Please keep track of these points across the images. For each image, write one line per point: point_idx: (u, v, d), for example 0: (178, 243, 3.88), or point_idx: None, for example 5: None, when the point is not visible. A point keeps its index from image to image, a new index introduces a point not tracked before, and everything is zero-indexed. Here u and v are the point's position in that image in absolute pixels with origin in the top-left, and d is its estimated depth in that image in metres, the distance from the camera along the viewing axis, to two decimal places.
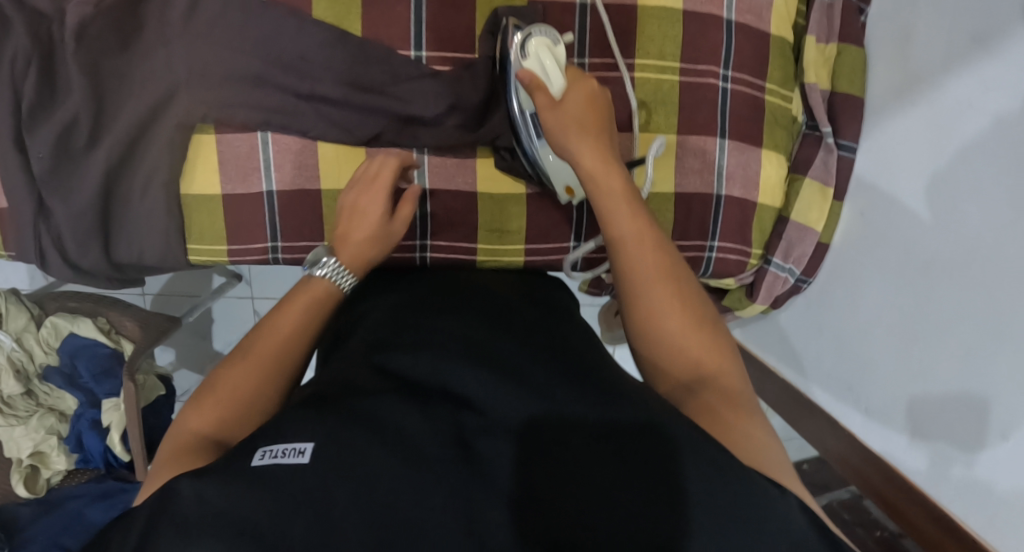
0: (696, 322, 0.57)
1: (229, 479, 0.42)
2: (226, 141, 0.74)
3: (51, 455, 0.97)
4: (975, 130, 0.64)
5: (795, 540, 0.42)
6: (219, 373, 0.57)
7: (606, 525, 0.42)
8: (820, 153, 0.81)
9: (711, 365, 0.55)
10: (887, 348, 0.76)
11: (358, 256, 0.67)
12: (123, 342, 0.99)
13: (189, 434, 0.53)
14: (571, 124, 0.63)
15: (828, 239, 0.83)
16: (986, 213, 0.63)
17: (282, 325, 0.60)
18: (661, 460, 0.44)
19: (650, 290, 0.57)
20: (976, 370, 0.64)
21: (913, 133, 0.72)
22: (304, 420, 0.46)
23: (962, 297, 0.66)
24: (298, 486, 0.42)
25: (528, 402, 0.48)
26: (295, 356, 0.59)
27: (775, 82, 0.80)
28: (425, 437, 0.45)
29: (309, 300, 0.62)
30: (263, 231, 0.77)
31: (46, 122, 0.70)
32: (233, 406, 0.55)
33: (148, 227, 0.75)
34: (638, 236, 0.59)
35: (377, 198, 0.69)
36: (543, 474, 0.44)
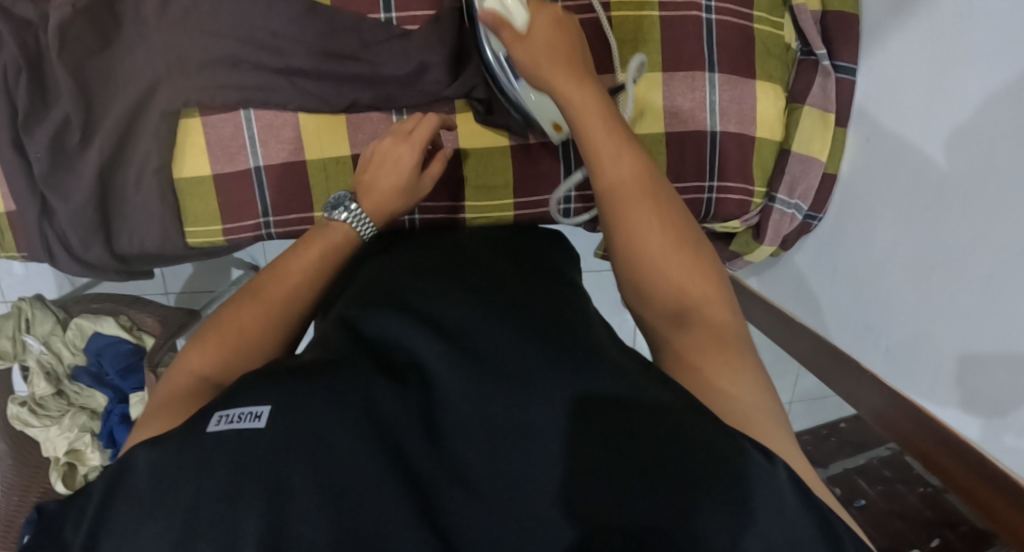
0: (683, 251, 0.56)
1: (186, 442, 0.43)
2: (210, 124, 0.75)
3: (86, 452, 0.99)
4: (985, 35, 0.59)
5: (786, 520, 0.42)
6: (229, 310, 0.59)
7: (569, 502, 0.44)
8: (818, 77, 0.76)
9: (694, 291, 0.55)
10: (895, 292, 0.72)
11: (383, 206, 0.67)
12: (145, 338, 1.00)
13: (189, 374, 0.55)
14: (542, 53, 0.59)
15: (834, 169, 0.79)
16: (999, 128, 0.58)
17: (294, 269, 0.62)
18: (621, 432, 0.45)
19: (631, 218, 0.57)
20: (992, 314, 0.60)
21: (915, 48, 0.67)
22: (266, 384, 0.46)
23: (975, 235, 0.62)
24: (248, 456, 0.42)
25: (499, 378, 0.49)
26: (303, 303, 0.61)
27: (762, 10, 0.77)
28: (393, 414, 0.46)
29: (325, 245, 0.64)
30: (254, 208, 0.78)
31: (40, 125, 0.72)
32: (234, 353, 0.57)
33: (146, 217, 0.77)
34: (626, 177, 0.58)
35: (412, 151, 0.67)
36: (507, 454, 0.45)
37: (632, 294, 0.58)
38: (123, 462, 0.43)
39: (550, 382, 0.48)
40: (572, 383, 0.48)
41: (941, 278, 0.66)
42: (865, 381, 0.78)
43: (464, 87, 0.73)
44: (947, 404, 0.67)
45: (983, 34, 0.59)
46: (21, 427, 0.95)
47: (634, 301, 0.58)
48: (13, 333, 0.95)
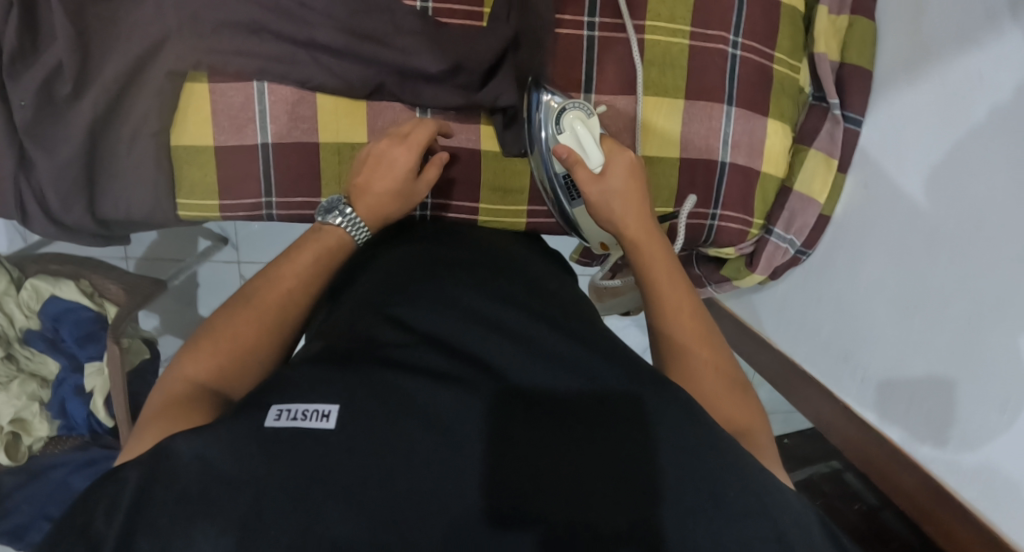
0: (730, 388, 0.55)
1: (242, 433, 0.44)
2: (219, 92, 0.71)
3: (33, 422, 0.92)
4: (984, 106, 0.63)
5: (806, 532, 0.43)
6: (221, 316, 0.57)
7: (576, 501, 0.42)
8: (826, 124, 0.80)
9: (738, 424, 0.54)
10: (879, 330, 0.77)
11: (377, 210, 0.66)
12: (107, 306, 0.94)
13: (185, 380, 0.53)
14: (614, 186, 0.65)
15: (830, 212, 0.83)
16: (990, 192, 0.63)
17: (289, 274, 0.59)
18: (662, 435, 0.45)
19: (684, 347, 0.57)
20: (969, 349, 0.66)
21: (922, 104, 0.71)
22: (331, 383, 0.47)
23: (957, 280, 0.67)
24: (320, 453, 0.43)
25: (556, 380, 0.49)
26: (298, 309, 0.59)
27: (784, 51, 0.79)
28: (449, 401, 0.46)
29: (320, 249, 0.62)
30: (256, 185, 0.74)
31: (29, 72, 0.65)
32: (231, 358, 0.55)
33: (137, 182, 0.72)
34: (679, 305, 0.59)
35: (406, 152, 0.66)
36: (552, 449, 0.44)
37: None
38: (161, 447, 0.43)
39: (602, 387, 0.49)
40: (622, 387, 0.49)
41: (921, 315, 0.72)
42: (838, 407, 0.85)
43: (494, 91, 0.72)
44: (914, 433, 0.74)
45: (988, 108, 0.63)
46: None
47: None
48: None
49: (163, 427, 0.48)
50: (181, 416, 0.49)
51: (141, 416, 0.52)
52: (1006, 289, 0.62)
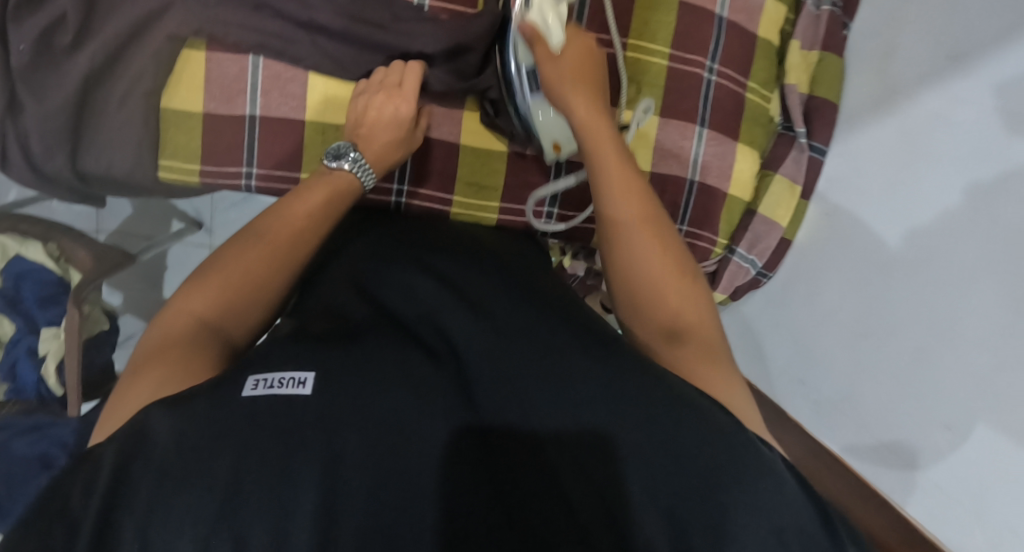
0: (682, 285, 0.59)
1: (219, 397, 0.44)
2: (215, 61, 0.72)
3: None
4: (943, 144, 0.67)
5: (795, 506, 0.42)
6: (231, 252, 0.58)
7: (553, 484, 0.43)
8: (792, 152, 0.85)
9: (689, 316, 0.57)
10: (835, 361, 0.79)
11: (384, 156, 0.69)
12: (71, 272, 0.94)
13: (188, 315, 0.54)
14: (568, 67, 0.64)
15: (793, 236, 0.87)
16: (949, 228, 0.67)
17: (300, 212, 0.61)
18: (642, 414, 0.46)
19: (639, 241, 0.59)
20: (920, 375, 0.69)
21: (884, 142, 0.75)
22: (304, 355, 0.48)
23: (911, 307, 0.70)
24: (295, 414, 0.43)
25: (537, 362, 0.50)
26: (308, 249, 0.60)
27: (757, 81, 0.84)
28: (424, 379, 0.47)
29: (330, 191, 0.63)
30: (239, 155, 0.76)
31: (29, 17, 0.66)
32: (235, 295, 0.56)
33: (122, 138, 0.72)
34: (634, 216, 0.60)
35: (398, 101, 0.68)
36: (514, 426, 0.46)
37: (630, 313, 0.60)
38: (140, 422, 0.42)
39: (584, 374, 0.49)
40: (603, 371, 0.49)
41: (874, 343, 0.74)
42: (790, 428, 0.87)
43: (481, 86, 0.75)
44: (862, 456, 0.78)
45: (950, 157, 0.67)
46: None
47: (630, 317, 0.60)
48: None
49: (158, 375, 0.49)
50: (180, 361, 0.50)
51: (140, 347, 0.53)
52: (955, 321, 0.66)
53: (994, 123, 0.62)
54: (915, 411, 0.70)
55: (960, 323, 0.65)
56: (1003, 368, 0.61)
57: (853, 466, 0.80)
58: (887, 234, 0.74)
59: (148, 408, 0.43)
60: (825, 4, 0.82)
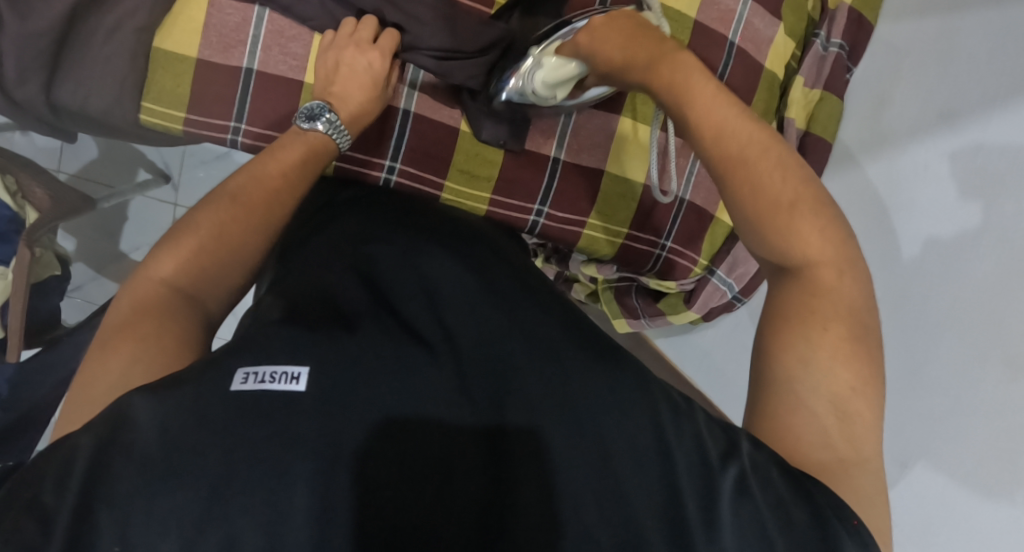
0: (830, 245, 0.50)
1: (202, 399, 0.41)
2: (217, 7, 0.70)
3: None
4: (933, 188, 0.73)
5: (790, 529, 0.40)
6: (204, 212, 0.55)
7: (540, 487, 0.41)
8: None
9: (829, 277, 0.49)
10: None
11: (359, 117, 0.68)
12: (27, 210, 0.86)
13: (158, 281, 0.52)
14: (609, 37, 0.62)
15: None
16: (933, 267, 0.72)
17: (275, 171, 0.59)
18: (638, 429, 0.43)
19: (774, 185, 0.51)
20: (904, 399, 0.73)
21: (873, 180, 0.79)
22: (302, 346, 0.45)
23: (898, 339, 0.75)
24: (290, 415, 0.41)
25: (533, 358, 0.48)
26: (284, 210, 0.58)
27: (758, 110, 0.82)
28: (416, 368, 0.45)
29: (307, 150, 0.62)
30: (228, 108, 0.72)
31: None
32: (208, 260, 0.54)
33: (106, 72, 0.68)
34: (758, 149, 0.52)
35: (370, 51, 0.68)
36: (506, 415, 0.44)
37: (783, 255, 0.50)
38: (121, 411, 0.40)
39: (579, 374, 0.47)
40: (598, 374, 0.47)
41: None
42: None
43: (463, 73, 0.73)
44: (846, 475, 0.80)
45: (929, 215, 0.73)
46: None
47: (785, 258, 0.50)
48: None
49: (134, 343, 0.47)
50: (153, 331, 0.48)
51: (108, 314, 0.51)
52: (928, 349, 0.72)
53: (995, 168, 0.67)
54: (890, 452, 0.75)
55: (924, 364, 0.72)
56: (954, 416, 0.69)
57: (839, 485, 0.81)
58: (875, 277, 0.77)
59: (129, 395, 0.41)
60: (833, 46, 0.83)
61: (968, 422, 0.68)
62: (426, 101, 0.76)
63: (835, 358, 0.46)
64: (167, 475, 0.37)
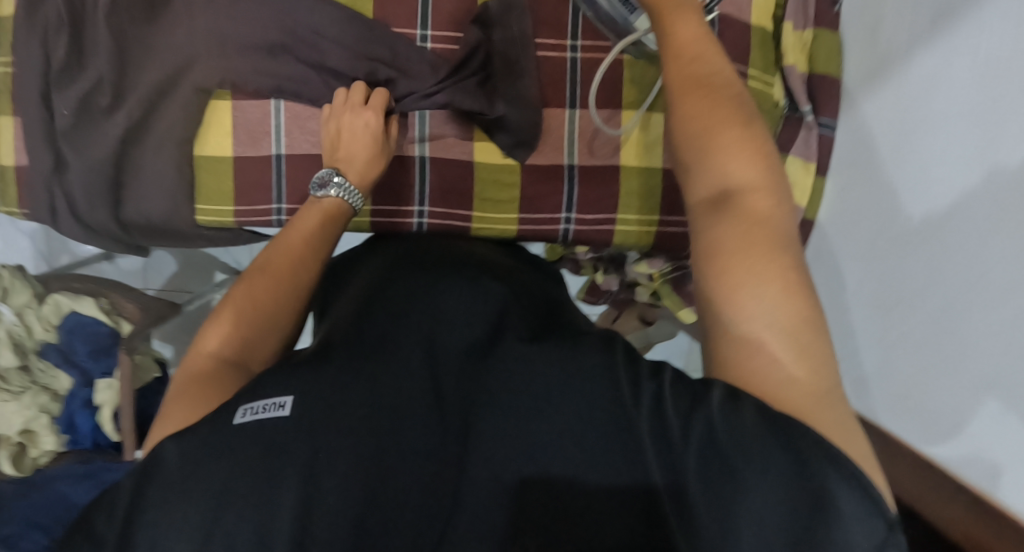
0: (765, 171, 0.50)
1: (214, 433, 0.43)
2: (240, 107, 0.78)
3: (41, 434, 0.96)
4: (943, 97, 0.65)
5: (772, 479, 0.38)
6: (237, 287, 0.60)
7: (504, 489, 0.42)
8: (802, 132, 0.84)
9: (761, 199, 0.48)
10: (864, 340, 0.77)
11: (366, 175, 0.72)
12: (122, 323, 0.99)
13: (207, 354, 0.55)
14: None
15: (813, 215, 0.86)
16: (955, 184, 0.63)
17: (296, 239, 0.64)
18: (606, 402, 0.44)
19: (709, 109, 0.51)
20: (940, 336, 0.66)
21: (885, 109, 0.74)
22: (286, 376, 0.47)
23: (928, 270, 0.67)
24: (279, 440, 0.43)
25: (493, 353, 0.49)
26: (310, 271, 0.62)
27: (758, 68, 0.83)
28: (393, 388, 0.46)
29: (324, 214, 0.67)
30: (268, 193, 0.80)
31: (71, 84, 0.73)
32: (247, 326, 0.57)
33: (159, 186, 0.78)
34: (685, 83, 0.54)
35: (363, 112, 0.72)
36: (465, 423, 0.44)
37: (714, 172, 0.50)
38: (152, 455, 0.43)
39: (538, 360, 0.47)
40: (552, 352, 0.47)
41: (901, 315, 0.71)
42: None
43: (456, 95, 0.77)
44: (901, 417, 0.73)
45: (930, 131, 0.67)
46: None
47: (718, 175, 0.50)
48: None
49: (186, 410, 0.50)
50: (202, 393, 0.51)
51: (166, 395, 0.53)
52: (971, 277, 0.62)
53: (1002, 58, 0.57)
54: (919, 394, 0.70)
55: (966, 295, 0.63)
56: (1006, 357, 0.58)
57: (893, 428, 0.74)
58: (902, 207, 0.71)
59: (161, 445, 0.44)
60: None
61: (995, 353, 0.59)
62: (438, 143, 0.80)
63: (787, 297, 0.44)
64: (174, 494, 0.41)
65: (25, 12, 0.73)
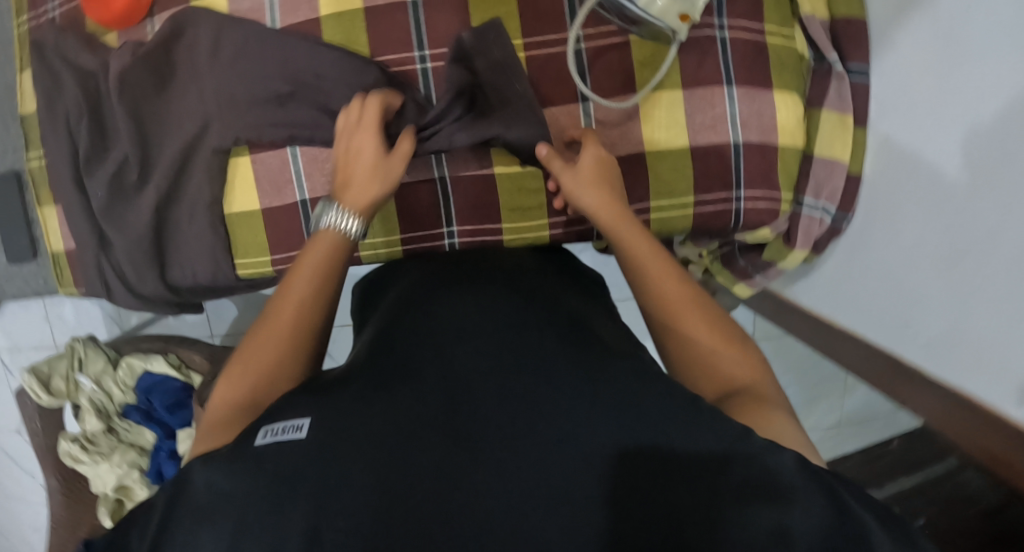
0: (694, 302, 0.58)
1: (235, 455, 0.43)
2: (260, 160, 0.78)
3: (135, 488, 1.00)
4: (982, 20, 0.59)
5: (808, 512, 0.39)
6: (246, 339, 0.56)
7: (519, 526, 0.40)
8: (832, 83, 0.78)
9: (692, 326, 0.57)
10: (931, 294, 0.70)
11: (366, 196, 0.64)
12: (192, 375, 1.04)
13: (224, 404, 0.53)
14: None
15: (859, 169, 0.79)
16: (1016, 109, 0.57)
17: (302, 275, 0.58)
18: (631, 432, 0.44)
19: (628, 232, 0.62)
20: None
21: (917, 46, 0.69)
22: (305, 397, 0.47)
23: (999, 207, 0.61)
24: (296, 461, 0.42)
25: (512, 375, 0.48)
26: (321, 304, 0.58)
27: (774, 23, 0.79)
28: (412, 411, 0.45)
29: (328, 248, 0.61)
30: (298, 238, 0.80)
31: (101, 166, 0.77)
32: (260, 379, 0.53)
33: (200, 246, 0.80)
34: (606, 208, 0.64)
35: (358, 134, 0.66)
36: (480, 454, 0.42)
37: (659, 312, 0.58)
38: (183, 475, 0.43)
39: (561, 388, 0.47)
40: (577, 380, 0.47)
41: (973, 264, 0.64)
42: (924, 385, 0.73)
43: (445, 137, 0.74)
44: (983, 380, 0.65)
45: (972, 62, 0.61)
46: (72, 463, 1.00)
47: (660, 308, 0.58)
48: (68, 374, 1.03)
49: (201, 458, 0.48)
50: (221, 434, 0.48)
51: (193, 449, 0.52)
52: None
53: None
54: (986, 346, 0.64)
55: None
56: None
57: (979, 394, 0.66)
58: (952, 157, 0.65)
59: (189, 465, 0.44)
60: None
61: None
62: (456, 161, 0.79)
63: (763, 414, 0.51)
64: (196, 521, 0.41)
65: (48, 106, 0.77)
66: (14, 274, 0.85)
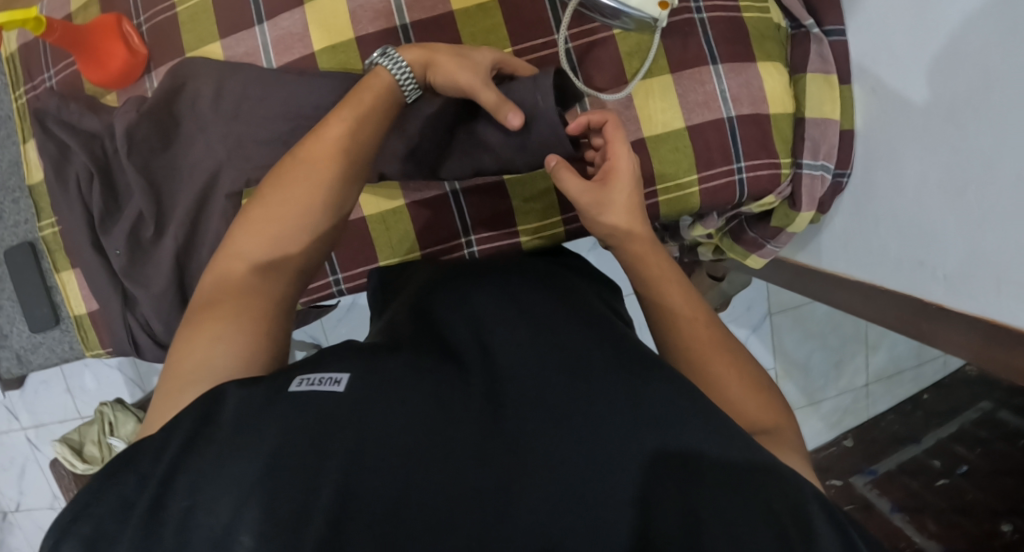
0: (723, 350, 0.61)
1: (267, 393, 0.48)
2: None
3: None
4: None
5: (797, 507, 0.45)
6: (270, 184, 0.61)
7: (535, 501, 0.45)
8: (812, 46, 0.83)
9: (715, 364, 0.60)
10: (939, 226, 0.73)
11: (357, 118, 0.63)
12: None
13: (241, 258, 0.58)
14: None
15: (851, 126, 0.83)
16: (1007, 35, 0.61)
17: (335, 124, 0.62)
18: (650, 418, 0.49)
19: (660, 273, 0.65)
20: None
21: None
22: (347, 359, 0.52)
23: (996, 131, 0.64)
24: (331, 410, 0.48)
25: (563, 370, 0.52)
26: (347, 182, 0.61)
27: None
28: (452, 393, 0.50)
29: (359, 105, 0.63)
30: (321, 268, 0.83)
31: (116, 225, 0.78)
32: (277, 236, 0.59)
33: None
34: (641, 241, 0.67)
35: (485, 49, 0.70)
36: (507, 432, 0.48)
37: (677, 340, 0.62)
38: (208, 411, 0.48)
39: (606, 386, 0.51)
40: (627, 382, 0.51)
41: (977, 192, 0.67)
42: (953, 321, 0.74)
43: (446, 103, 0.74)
44: (1000, 305, 0.67)
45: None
46: None
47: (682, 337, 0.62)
48: (100, 439, 1.03)
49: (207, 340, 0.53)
50: (233, 314, 0.54)
51: (201, 288, 0.58)
52: None
53: None
54: (1006, 263, 0.65)
55: None
56: None
57: (998, 318, 0.68)
58: (944, 89, 0.69)
59: (221, 388, 0.49)
60: None
61: None
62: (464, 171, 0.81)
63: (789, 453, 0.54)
64: (223, 471, 0.45)
65: (57, 176, 0.79)
66: (40, 343, 0.86)
